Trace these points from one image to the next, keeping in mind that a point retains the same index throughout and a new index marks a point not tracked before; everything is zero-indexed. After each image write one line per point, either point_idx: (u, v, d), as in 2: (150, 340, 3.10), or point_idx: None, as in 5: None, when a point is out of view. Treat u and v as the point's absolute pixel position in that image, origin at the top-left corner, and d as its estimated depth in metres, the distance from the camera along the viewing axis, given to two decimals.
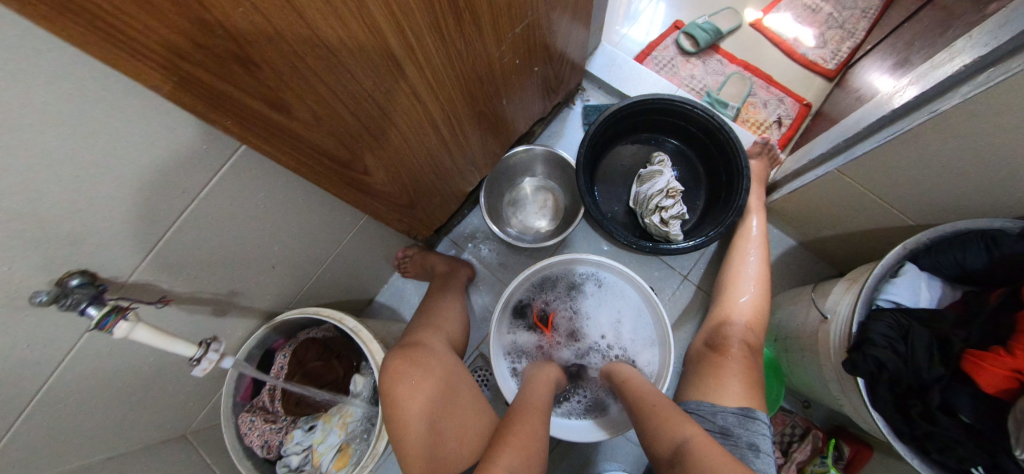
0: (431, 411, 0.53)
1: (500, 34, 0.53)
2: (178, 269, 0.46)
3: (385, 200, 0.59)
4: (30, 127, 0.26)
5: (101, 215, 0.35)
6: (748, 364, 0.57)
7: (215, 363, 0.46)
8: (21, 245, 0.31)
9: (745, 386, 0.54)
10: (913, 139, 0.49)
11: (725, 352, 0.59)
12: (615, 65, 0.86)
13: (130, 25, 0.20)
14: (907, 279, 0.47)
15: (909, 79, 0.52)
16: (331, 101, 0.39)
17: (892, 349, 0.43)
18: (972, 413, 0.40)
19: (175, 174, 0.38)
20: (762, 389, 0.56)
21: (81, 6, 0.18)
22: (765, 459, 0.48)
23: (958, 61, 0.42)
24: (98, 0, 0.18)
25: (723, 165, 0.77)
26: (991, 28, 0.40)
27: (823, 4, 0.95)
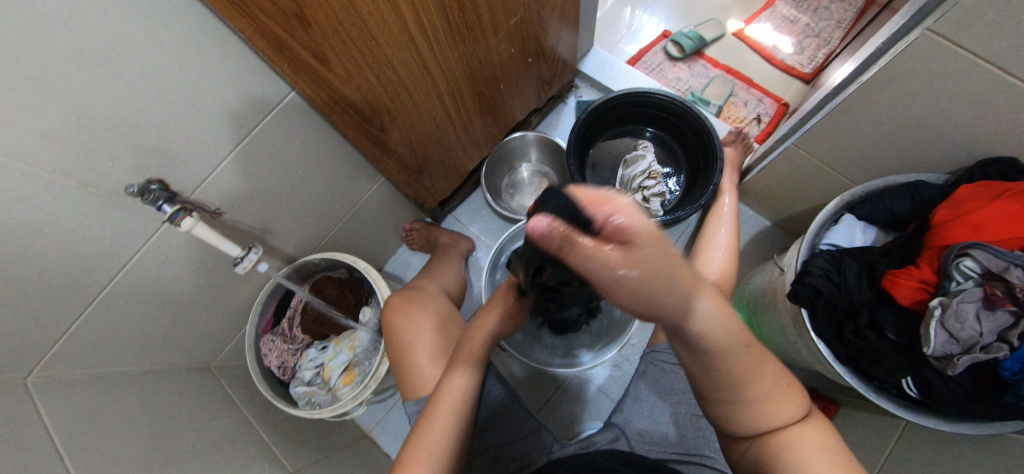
0: (424, 340, 0.59)
1: (497, 24, 0.64)
2: (227, 197, 0.56)
3: (398, 160, 0.69)
4: (149, 50, 0.37)
5: (179, 136, 0.46)
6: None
7: (254, 263, 0.55)
8: (123, 146, 0.42)
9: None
10: (849, 107, 0.57)
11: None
12: (606, 66, 0.97)
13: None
14: (843, 226, 0.58)
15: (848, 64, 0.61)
16: (359, 61, 0.49)
17: (827, 277, 0.53)
18: (896, 330, 0.49)
19: (236, 111, 0.49)
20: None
21: None
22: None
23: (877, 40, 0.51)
24: None
25: (699, 150, 0.85)
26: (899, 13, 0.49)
27: (800, 17, 1.07)
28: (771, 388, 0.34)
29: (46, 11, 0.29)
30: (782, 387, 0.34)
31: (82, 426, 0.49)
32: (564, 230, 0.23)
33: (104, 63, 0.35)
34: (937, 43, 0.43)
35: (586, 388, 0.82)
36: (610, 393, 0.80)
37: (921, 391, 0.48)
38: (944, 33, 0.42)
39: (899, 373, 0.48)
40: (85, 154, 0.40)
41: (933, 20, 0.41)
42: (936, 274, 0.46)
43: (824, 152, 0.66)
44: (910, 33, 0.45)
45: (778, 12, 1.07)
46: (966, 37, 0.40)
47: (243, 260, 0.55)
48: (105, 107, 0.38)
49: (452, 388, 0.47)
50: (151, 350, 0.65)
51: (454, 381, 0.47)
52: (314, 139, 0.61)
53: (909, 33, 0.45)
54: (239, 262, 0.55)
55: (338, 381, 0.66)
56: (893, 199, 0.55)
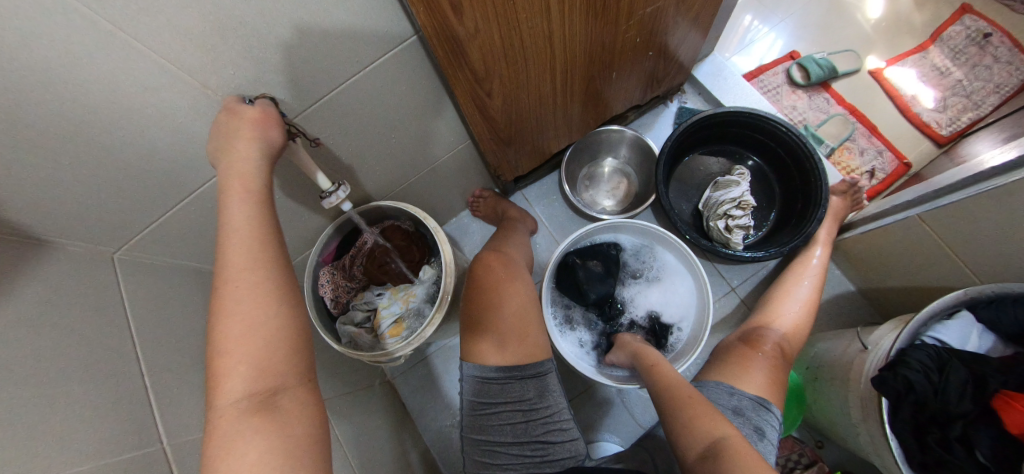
0: (506, 307, 0.60)
1: (632, 9, 0.59)
2: (326, 127, 0.56)
3: (491, 128, 0.67)
4: None
5: (301, 59, 0.45)
6: (778, 364, 0.58)
7: (341, 201, 0.54)
8: (249, 58, 0.42)
9: (771, 382, 0.56)
10: (1014, 193, 0.50)
11: (757, 348, 0.61)
12: (721, 76, 0.90)
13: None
14: (957, 323, 0.52)
15: (1016, 144, 0.53)
16: (491, 19, 0.46)
17: (925, 374, 0.48)
18: (990, 454, 0.44)
19: (358, 44, 0.47)
20: (784, 395, 0.57)
21: None
22: (766, 444, 0.50)
23: None
24: None
25: (801, 193, 0.78)
26: None
27: (954, 70, 0.94)
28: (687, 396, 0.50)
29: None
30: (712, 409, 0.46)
31: (151, 311, 0.53)
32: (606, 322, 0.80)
33: None
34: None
35: (612, 402, 0.81)
36: (636, 415, 0.79)
37: None
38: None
39: None
40: (215, 59, 0.40)
41: None
42: None
43: (956, 235, 0.59)
44: None
45: (929, 59, 0.95)
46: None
47: (331, 197, 0.54)
48: (244, 17, 0.37)
49: (239, 255, 0.34)
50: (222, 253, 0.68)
51: (240, 246, 0.34)
52: (416, 90, 0.59)
53: None
54: (325, 198, 0.54)
55: (387, 331, 0.67)
56: None
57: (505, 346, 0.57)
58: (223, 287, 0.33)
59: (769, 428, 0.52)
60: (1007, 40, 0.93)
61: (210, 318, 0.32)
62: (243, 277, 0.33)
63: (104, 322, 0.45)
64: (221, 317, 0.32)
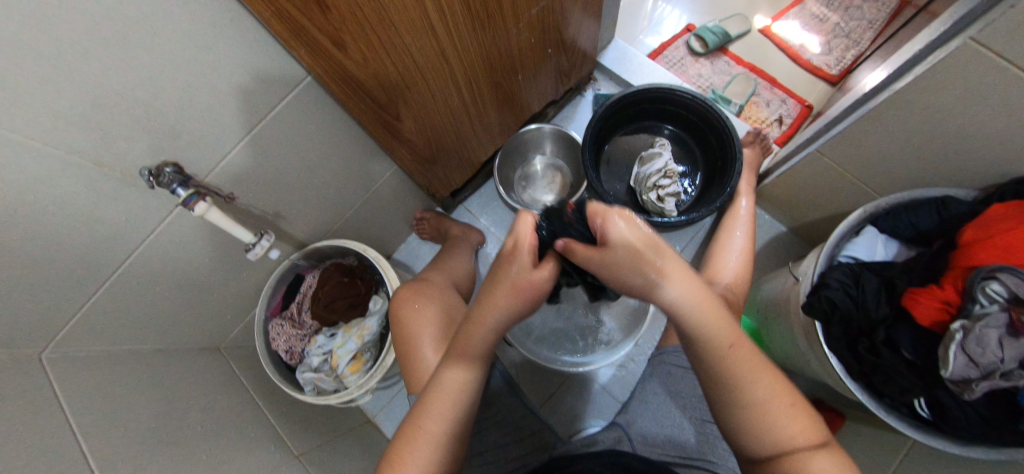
0: (429, 335, 0.59)
1: (519, 13, 0.63)
2: (240, 181, 0.56)
3: (411, 150, 0.68)
4: (180, 31, 0.37)
5: (197, 119, 0.45)
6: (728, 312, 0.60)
7: (266, 250, 0.54)
8: (138, 129, 0.42)
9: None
10: (882, 112, 0.55)
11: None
12: (626, 59, 0.95)
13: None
14: (865, 238, 0.56)
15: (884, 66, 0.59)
16: (375, 48, 0.48)
17: (844, 291, 0.52)
18: (913, 350, 0.48)
19: (252, 95, 0.48)
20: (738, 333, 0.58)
21: None
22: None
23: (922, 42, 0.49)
24: None
25: (718, 151, 0.83)
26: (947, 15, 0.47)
27: (830, 15, 1.03)
28: (772, 397, 0.36)
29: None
30: (791, 405, 0.36)
31: (93, 402, 0.50)
32: (565, 245, 0.39)
33: (126, 45, 0.35)
34: (981, 54, 0.42)
35: (590, 385, 0.83)
36: (613, 391, 0.82)
37: (933, 412, 0.48)
38: (988, 43, 0.41)
39: (912, 393, 0.48)
40: (102, 135, 0.40)
41: (977, 29, 0.40)
42: (960, 295, 0.45)
43: (849, 159, 0.64)
44: (955, 40, 0.44)
45: (808, 9, 1.03)
46: (1011, 48, 0.39)
47: (256, 247, 0.54)
48: (123, 88, 0.38)
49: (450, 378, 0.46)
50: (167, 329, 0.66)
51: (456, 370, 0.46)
52: (328, 129, 0.60)
53: (954, 40, 0.44)
54: (250, 250, 0.54)
55: (346, 369, 0.65)
56: (918, 213, 0.53)
57: None
58: (425, 406, 0.47)
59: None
60: None
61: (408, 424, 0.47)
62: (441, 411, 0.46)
63: (44, 420, 0.43)
64: (417, 428, 0.46)
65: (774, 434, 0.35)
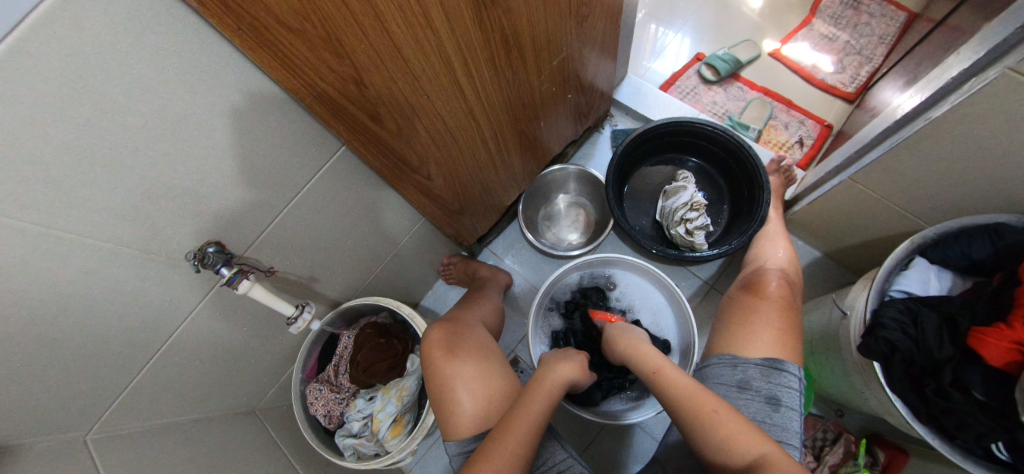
0: (465, 377, 0.55)
1: (541, 65, 0.64)
2: (277, 251, 0.56)
3: (441, 205, 0.69)
4: (227, 120, 0.38)
5: (239, 199, 0.46)
6: (787, 302, 0.59)
7: (307, 324, 0.53)
8: (184, 214, 0.42)
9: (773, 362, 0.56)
10: (920, 142, 0.54)
11: (763, 291, 0.62)
12: (640, 93, 0.96)
13: (283, 36, 0.33)
14: (916, 271, 0.54)
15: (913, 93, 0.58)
16: (408, 117, 0.50)
17: (903, 330, 0.49)
18: (983, 389, 0.45)
19: (292, 171, 0.49)
20: (799, 347, 0.55)
21: (266, 34, 0.32)
22: (784, 411, 0.50)
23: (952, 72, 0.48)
24: (276, 30, 0.32)
25: (744, 180, 0.82)
26: (976, 45, 0.46)
27: (840, 33, 1.03)
28: (723, 410, 0.46)
29: (142, 97, 0.31)
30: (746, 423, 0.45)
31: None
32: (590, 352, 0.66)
33: (176, 140, 0.36)
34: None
35: (630, 429, 0.80)
36: (654, 432, 0.78)
37: (1013, 455, 0.44)
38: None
39: (990, 437, 0.44)
40: (151, 224, 0.40)
41: (1016, 62, 0.40)
42: None
43: (887, 187, 0.63)
44: (989, 71, 0.43)
45: (816, 30, 1.04)
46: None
47: (297, 320, 0.54)
48: (173, 180, 0.39)
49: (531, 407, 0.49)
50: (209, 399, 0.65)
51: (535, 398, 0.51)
52: (361, 192, 0.60)
53: (988, 72, 0.43)
54: (292, 323, 0.54)
55: (387, 433, 0.64)
56: (971, 243, 0.51)
57: (489, 399, 0.54)
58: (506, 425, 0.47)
59: (787, 391, 0.51)
60: None
61: (489, 440, 0.46)
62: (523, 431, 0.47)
63: None
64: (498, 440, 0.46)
65: (726, 440, 0.44)
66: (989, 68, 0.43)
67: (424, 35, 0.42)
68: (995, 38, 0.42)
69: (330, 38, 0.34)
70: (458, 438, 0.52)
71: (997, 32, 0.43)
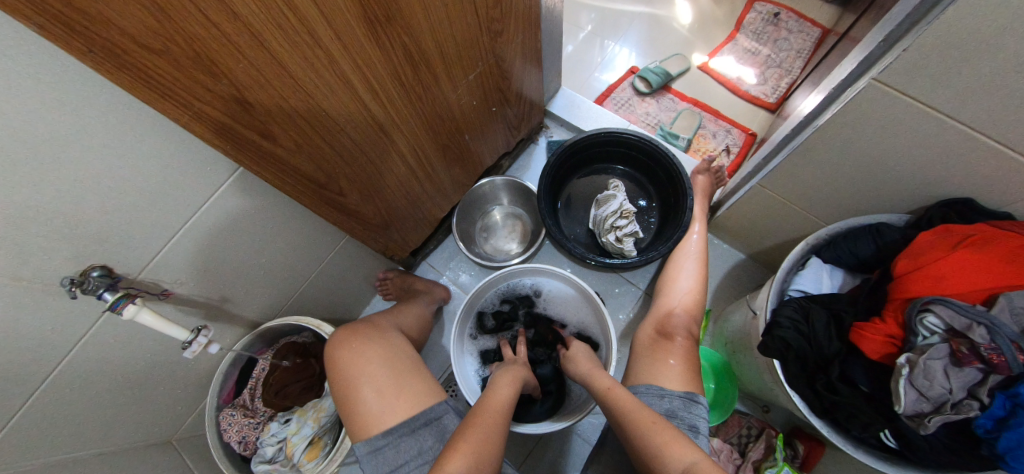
0: (373, 374, 0.52)
1: (456, 80, 0.66)
2: (179, 272, 0.54)
3: (360, 220, 0.69)
4: (96, 139, 0.37)
5: (123, 219, 0.44)
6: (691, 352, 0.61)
7: (202, 347, 0.54)
8: (59, 238, 0.40)
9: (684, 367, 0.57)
10: (811, 147, 0.57)
11: (671, 339, 0.63)
12: (575, 105, 0.99)
13: (150, 61, 0.31)
14: (810, 271, 0.55)
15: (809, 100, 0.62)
16: (308, 134, 0.50)
17: (796, 328, 0.50)
18: (868, 383, 0.46)
19: (185, 189, 0.48)
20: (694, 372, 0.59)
21: (131, 63, 0.30)
22: (701, 440, 0.51)
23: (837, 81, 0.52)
24: (142, 58, 0.30)
25: (670, 187, 0.85)
26: (856, 55, 0.50)
27: (762, 48, 1.09)
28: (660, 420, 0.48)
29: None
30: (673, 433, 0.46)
31: None
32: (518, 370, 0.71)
33: (32, 161, 0.34)
34: (887, 93, 0.44)
35: (567, 438, 0.79)
36: (588, 437, 0.79)
37: (900, 442, 0.45)
38: (891, 82, 0.43)
39: (876, 428, 0.45)
40: (17, 251, 0.38)
41: (879, 70, 0.43)
42: (903, 328, 0.43)
43: (788, 191, 0.66)
44: (863, 78, 0.47)
45: (741, 45, 1.10)
46: (913, 87, 0.42)
47: (191, 345, 0.54)
48: (36, 202, 0.36)
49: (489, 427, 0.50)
50: (123, 434, 0.60)
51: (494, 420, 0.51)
52: (269, 207, 0.59)
53: (863, 79, 0.47)
54: (186, 347, 0.54)
55: (302, 457, 0.63)
56: (857, 242, 0.53)
57: (402, 391, 0.52)
58: (466, 441, 0.47)
59: (701, 421, 0.53)
60: (793, 14, 1.10)
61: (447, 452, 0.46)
62: (482, 448, 0.46)
63: None
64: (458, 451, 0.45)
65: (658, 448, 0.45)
66: (864, 75, 0.47)
67: (316, 55, 0.42)
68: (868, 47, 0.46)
69: (204, 59, 0.34)
70: (366, 438, 0.50)
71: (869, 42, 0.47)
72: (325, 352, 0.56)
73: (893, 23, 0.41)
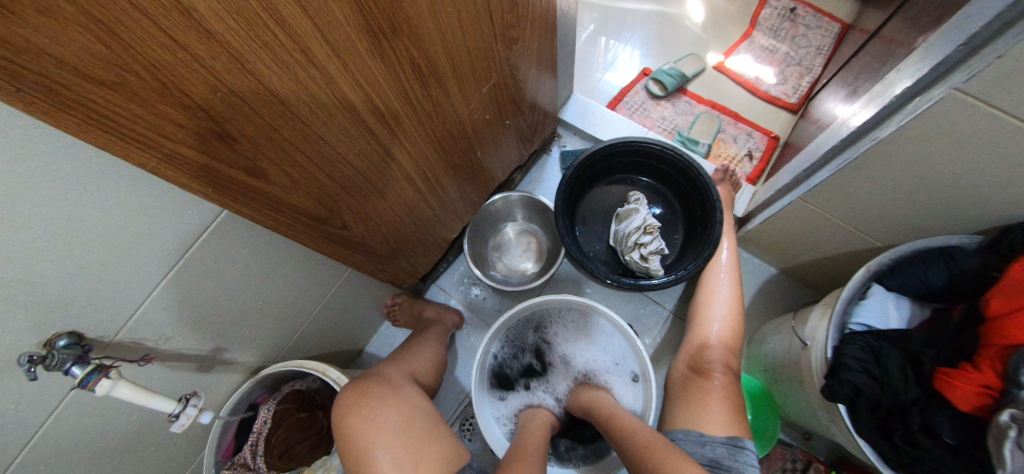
0: (388, 442, 0.46)
1: (468, 95, 0.59)
2: (163, 326, 0.47)
3: (366, 252, 0.62)
4: (45, 191, 0.30)
5: (90, 278, 0.37)
6: (732, 390, 0.54)
7: (191, 419, 0.48)
8: (12, 309, 0.33)
9: (727, 409, 0.51)
10: (865, 162, 0.52)
11: (708, 377, 0.57)
12: (588, 112, 0.93)
13: (103, 97, 0.24)
14: (874, 301, 0.50)
15: (856, 108, 0.56)
16: (305, 166, 0.43)
17: (867, 372, 0.45)
18: (954, 434, 0.42)
19: (162, 237, 0.40)
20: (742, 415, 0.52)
21: (77, 102, 0.23)
22: None
23: (893, 90, 0.46)
24: (90, 94, 0.23)
25: (696, 200, 0.80)
26: (916, 61, 0.44)
27: (779, 45, 1.04)
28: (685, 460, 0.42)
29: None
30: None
31: None
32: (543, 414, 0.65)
33: None
34: (970, 105, 0.39)
35: None
36: None
37: None
38: (976, 93, 0.38)
39: None
40: None
41: (962, 80, 0.37)
42: (1002, 379, 0.38)
43: (834, 206, 0.61)
44: (937, 88, 0.41)
45: (757, 42, 1.04)
46: (1003, 99, 0.36)
47: (179, 417, 0.48)
48: None
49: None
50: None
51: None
52: (264, 245, 0.53)
53: (936, 88, 0.41)
54: (173, 421, 0.48)
55: None
56: (927, 269, 0.48)
57: (417, 463, 0.45)
58: None
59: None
60: (810, 9, 1.04)
61: None
62: None
63: None
64: None
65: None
66: (937, 84, 0.41)
67: (311, 76, 0.36)
68: (938, 54, 0.40)
69: (173, 88, 0.27)
70: None
71: (936, 47, 0.41)
72: (334, 418, 0.50)
73: (975, 25, 0.35)
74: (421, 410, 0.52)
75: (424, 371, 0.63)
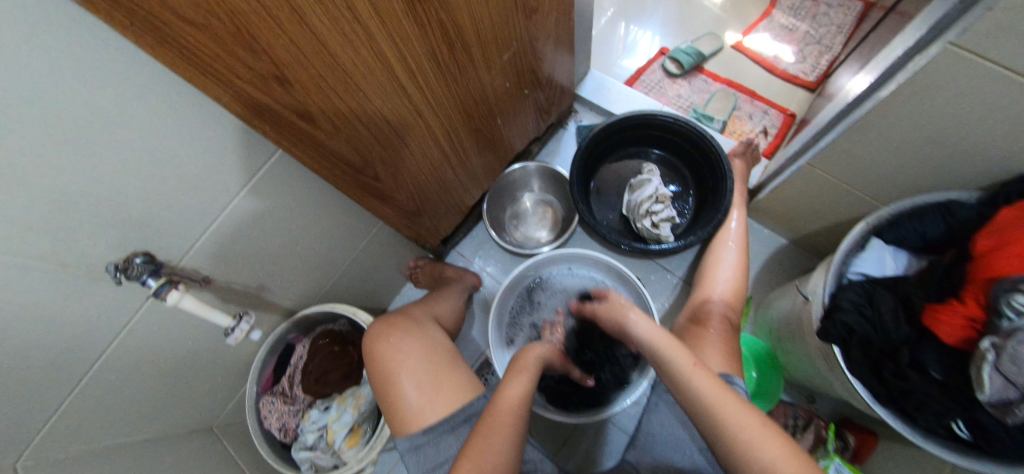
0: (410, 367, 0.52)
1: (490, 59, 0.63)
2: (218, 259, 0.53)
3: (394, 205, 0.67)
4: (135, 120, 0.35)
5: (164, 205, 0.43)
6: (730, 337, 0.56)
7: (245, 333, 0.55)
8: (103, 224, 0.39)
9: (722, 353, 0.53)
10: (869, 123, 0.53)
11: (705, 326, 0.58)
12: (604, 88, 0.96)
13: (188, 32, 0.29)
14: (872, 252, 0.53)
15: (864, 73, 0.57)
16: (346, 115, 0.48)
17: (859, 313, 0.48)
18: (942, 370, 0.44)
19: (221, 175, 0.46)
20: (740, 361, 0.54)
21: (167, 31, 0.28)
22: None
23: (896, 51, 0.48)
24: (179, 27, 0.28)
25: (708, 170, 0.82)
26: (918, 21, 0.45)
27: (799, 24, 1.04)
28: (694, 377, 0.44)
29: (27, 90, 0.28)
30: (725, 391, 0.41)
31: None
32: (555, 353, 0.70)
33: (77, 143, 0.33)
34: (967, 60, 0.40)
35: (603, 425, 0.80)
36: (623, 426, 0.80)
37: (973, 433, 0.42)
38: (970, 46, 0.39)
39: (949, 417, 0.43)
40: (64, 236, 0.37)
41: (957, 33, 0.39)
42: (986, 310, 0.41)
43: (843, 171, 0.63)
44: (936, 45, 0.42)
45: (777, 21, 1.04)
46: (996, 51, 0.38)
47: (234, 331, 0.54)
48: (86, 186, 0.36)
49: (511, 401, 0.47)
50: (169, 420, 0.61)
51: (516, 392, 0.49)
52: (305, 193, 0.58)
53: (934, 45, 0.42)
54: (229, 334, 0.54)
55: (344, 444, 0.66)
56: (925, 222, 0.50)
57: (437, 386, 0.51)
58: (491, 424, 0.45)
59: None
60: None
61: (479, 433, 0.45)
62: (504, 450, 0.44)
63: None
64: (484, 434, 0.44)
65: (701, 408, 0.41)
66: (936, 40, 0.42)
67: (354, 28, 0.39)
68: (938, 10, 0.41)
69: (242, 32, 0.31)
70: (407, 434, 0.50)
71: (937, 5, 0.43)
72: (365, 345, 0.56)
73: None
74: (444, 346, 0.56)
75: (446, 319, 0.68)
